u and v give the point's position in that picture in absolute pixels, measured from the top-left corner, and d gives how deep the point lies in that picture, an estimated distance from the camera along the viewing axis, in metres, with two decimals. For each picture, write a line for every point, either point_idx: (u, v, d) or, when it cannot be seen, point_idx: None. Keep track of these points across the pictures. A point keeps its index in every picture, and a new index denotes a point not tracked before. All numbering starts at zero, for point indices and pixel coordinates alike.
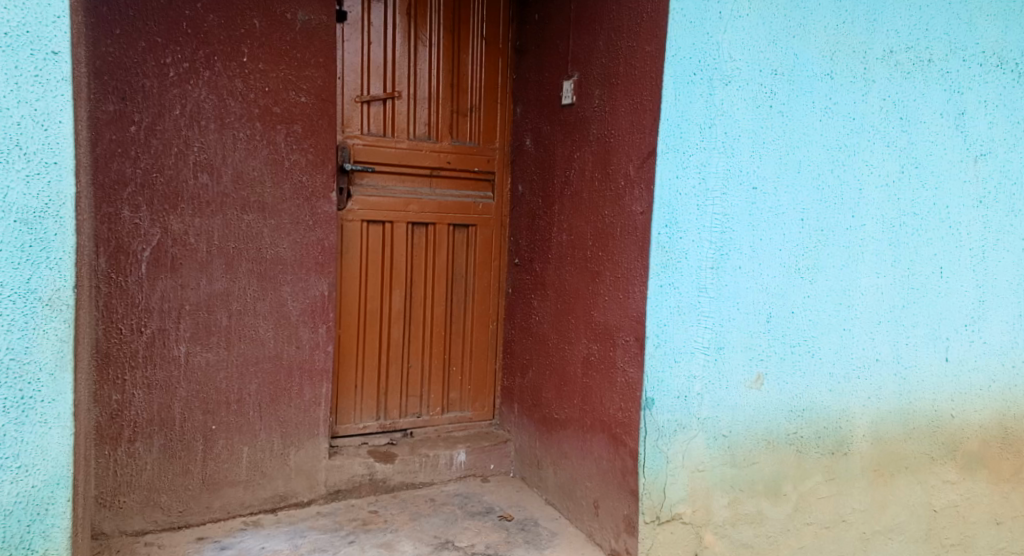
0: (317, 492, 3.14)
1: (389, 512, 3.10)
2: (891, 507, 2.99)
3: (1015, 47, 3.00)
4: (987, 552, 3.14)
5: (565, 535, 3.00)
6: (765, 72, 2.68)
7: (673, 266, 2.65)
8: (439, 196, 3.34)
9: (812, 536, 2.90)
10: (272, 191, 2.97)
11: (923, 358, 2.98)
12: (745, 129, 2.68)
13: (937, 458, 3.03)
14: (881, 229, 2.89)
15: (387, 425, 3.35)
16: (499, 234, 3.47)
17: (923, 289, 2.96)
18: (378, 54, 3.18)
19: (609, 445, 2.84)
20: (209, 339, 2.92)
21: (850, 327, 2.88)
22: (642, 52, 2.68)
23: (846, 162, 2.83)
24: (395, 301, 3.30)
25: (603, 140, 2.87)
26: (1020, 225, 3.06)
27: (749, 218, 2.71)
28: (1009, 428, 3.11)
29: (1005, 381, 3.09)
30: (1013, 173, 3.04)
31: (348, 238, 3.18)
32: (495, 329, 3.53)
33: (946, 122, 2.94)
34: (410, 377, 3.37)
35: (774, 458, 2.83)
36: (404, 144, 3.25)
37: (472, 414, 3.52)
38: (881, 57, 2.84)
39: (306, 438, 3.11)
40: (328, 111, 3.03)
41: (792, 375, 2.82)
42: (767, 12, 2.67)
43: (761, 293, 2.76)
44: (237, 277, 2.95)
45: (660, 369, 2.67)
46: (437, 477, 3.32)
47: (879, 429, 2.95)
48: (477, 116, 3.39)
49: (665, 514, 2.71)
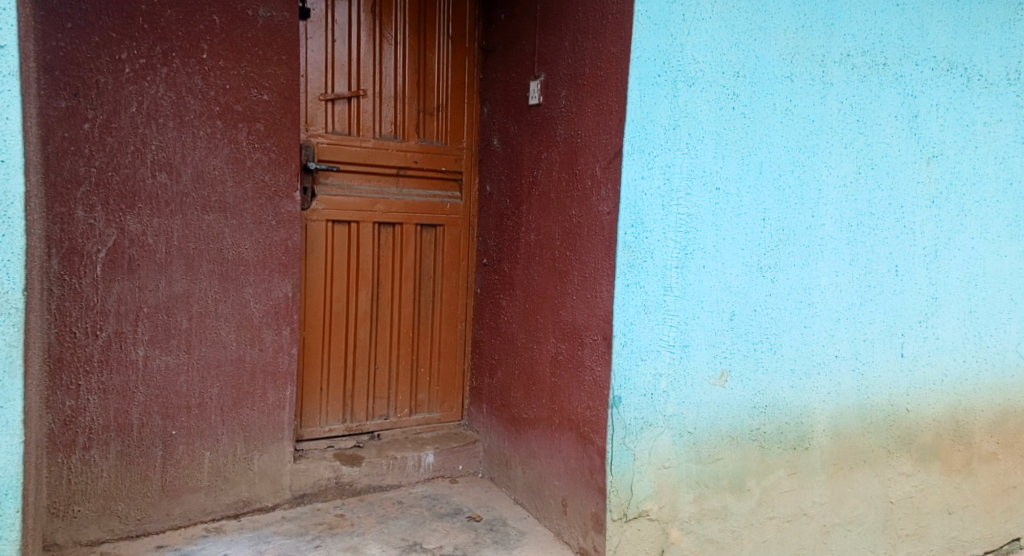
0: (281, 496, 3.09)
1: (355, 515, 3.07)
2: (850, 499, 3.07)
3: (965, 52, 3.11)
4: (940, 541, 3.25)
5: (533, 534, 3.01)
6: (728, 74, 2.73)
7: (639, 265, 2.68)
8: (405, 195, 3.32)
9: (774, 530, 2.97)
10: (233, 190, 2.92)
11: (879, 354, 3.07)
12: (708, 130, 2.72)
13: (894, 451, 3.12)
14: (840, 229, 2.97)
15: (353, 427, 3.32)
16: (466, 233, 3.47)
17: (879, 287, 3.05)
18: (342, 52, 3.15)
19: (577, 444, 2.86)
20: (168, 342, 2.86)
21: (810, 325, 2.95)
22: (608, 53, 2.70)
23: (806, 163, 2.90)
24: (361, 302, 3.27)
25: (570, 140, 2.89)
26: (970, 224, 3.18)
27: (713, 218, 2.76)
28: (960, 421, 3.22)
29: (957, 375, 3.20)
30: (963, 175, 3.15)
31: (312, 238, 3.14)
32: (464, 329, 3.52)
33: (900, 124, 3.03)
34: (376, 378, 3.34)
35: (738, 454, 2.88)
36: (369, 143, 3.23)
37: (440, 414, 3.51)
38: (838, 60, 2.91)
39: (270, 441, 3.06)
40: (291, 109, 2.98)
41: (755, 372, 2.88)
42: (730, 15, 2.72)
43: (724, 292, 2.81)
44: (197, 278, 2.89)
45: (627, 367, 2.69)
46: (405, 479, 3.30)
47: (838, 424, 3.02)
48: (443, 115, 3.38)
49: (632, 511, 2.74)
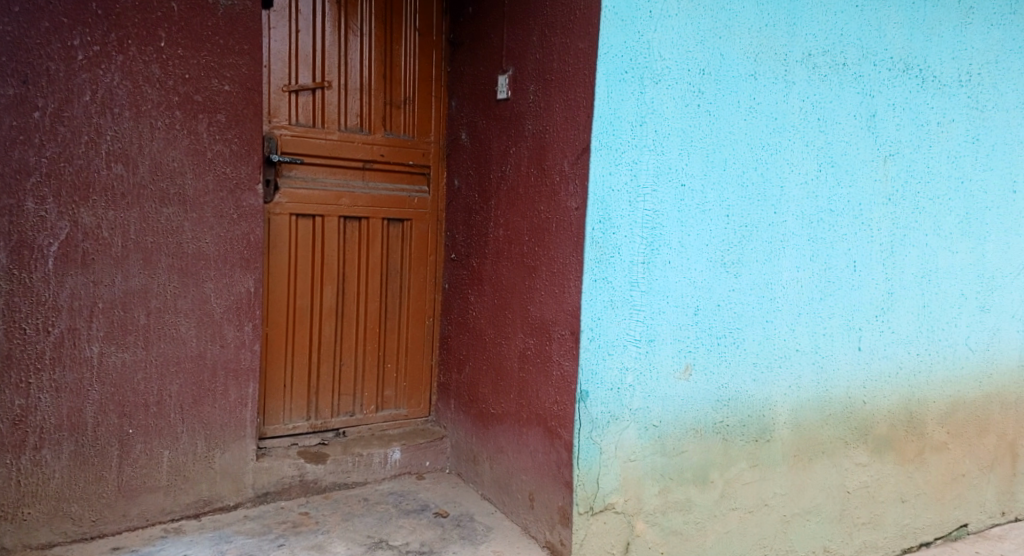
0: (244, 495, 3.04)
1: (320, 513, 3.04)
2: (809, 489, 3.16)
3: (919, 53, 3.21)
4: (894, 529, 3.36)
5: (500, 529, 3.02)
6: (693, 72, 2.77)
7: (606, 261, 2.70)
8: (372, 189, 3.29)
9: (737, 521, 3.03)
10: (193, 182, 2.85)
11: (838, 347, 3.15)
12: (674, 127, 2.76)
13: (851, 442, 3.21)
14: (801, 225, 3.04)
15: (317, 424, 3.28)
16: (434, 228, 3.45)
17: (838, 282, 3.13)
18: (306, 43, 3.10)
19: (544, 439, 2.87)
20: (125, 339, 2.78)
21: (772, 319, 3.02)
22: (575, 49, 2.70)
23: (769, 160, 2.96)
24: (327, 297, 3.23)
25: (538, 135, 2.89)
26: (924, 221, 3.29)
27: (679, 214, 2.80)
28: (913, 412, 3.34)
29: (911, 368, 3.31)
30: (918, 173, 3.25)
31: (276, 232, 3.08)
32: (432, 325, 3.51)
33: (859, 123, 3.11)
34: (342, 375, 3.31)
35: (702, 446, 2.93)
36: (334, 135, 3.19)
37: (407, 411, 3.49)
38: (800, 59, 2.97)
39: (232, 439, 3.00)
40: (253, 100, 2.92)
41: (719, 366, 2.93)
42: (695, 13, 2.76)
43: (689, 287, 2.85)
44: (156, 273, 2.81)
45: (594, 362, 2.71)
46: (370, 476, 3.28)
47: (799, 416, 3.10)
48: (410, 109, 3.36)
49: (598, 504, 2.76)
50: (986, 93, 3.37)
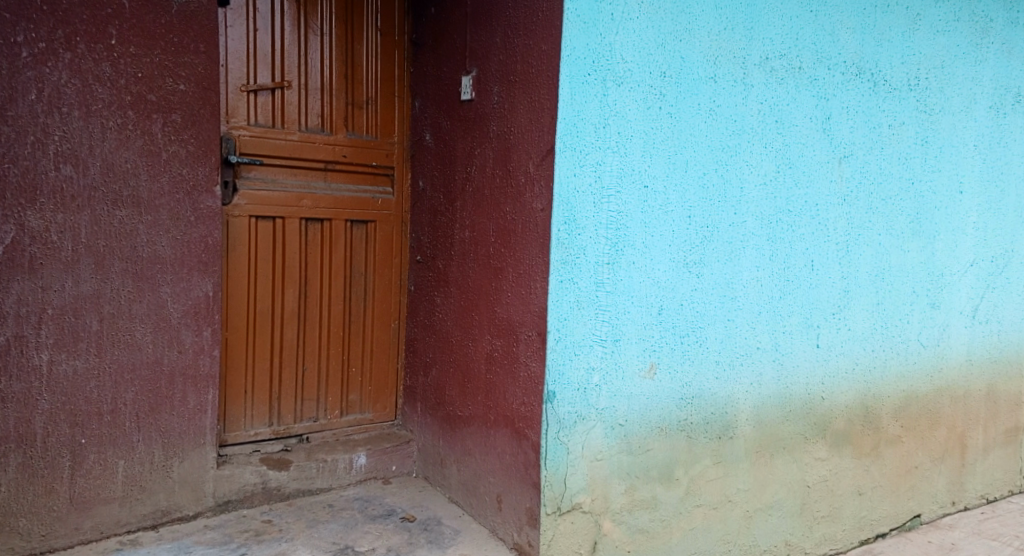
0: (204, 504, 2.96)
1: (283, 521, 2.98)
2: (771, 485, 3.22)
3: (871, 57, 3.29)
4: (852, 521, 3.46)
5: (467, 532, 3.01)
6: (654, 74, 2.81)
7: (572, 262, 2.71)
8: (334, 190, 3.24)
9: (701, 517, 3.07)
10: (147, 184, 2.77)
11: (798, 345, 3.23)
12: (637, 129, 2.79)
13: (810, 437, 3.29)
14: (760, 225, 3.10)
15: (280, 431, 3.22)
16: (399, 230, 3.41)
17: (796, 281, 3.20)
18: (265, 42, 3.05)
19: (512, 440, 2.86)
20: (76, 346, 2.68)
21: (733, 318, 3.07)
22: (539, 51, 2.71)
23: (729, 162, 3.01)
24: (288, 301, 3.17)
25: (503, 136, 2.88)
26: (877, 221, 3.38)
27: (642, 215, 2.83)
28: (869, 406, 3.43)
29: (866, 364, 3.41)
30: (871, 174, 3.35)
31: (235, 234, 3.02)
32: (397, 328, 3.47)
33: (815, 125, 3.18)
34: (305, 380, 3.26)
35: (667, 444, 2.97)
36: (295, 136, 3.13)
37: (372, 415, 3.45)
38: (758, 63, 3.03)
39: (191, 447, 2.93)
40: (210, 100, 2.85)
41: (682, 364, 2.97)
42: (656, 16, 2.79)
43: (653, 287, 2.88)
44: (109, 278, 2.72)
45: (561, 362, 2.71)
46: (335, 482, 3.23)
47: (760, 413, 3.16)
48: (373, 109, 3.32)
49: (565, 504, 2.77)
50: (933, 97, 3.49)
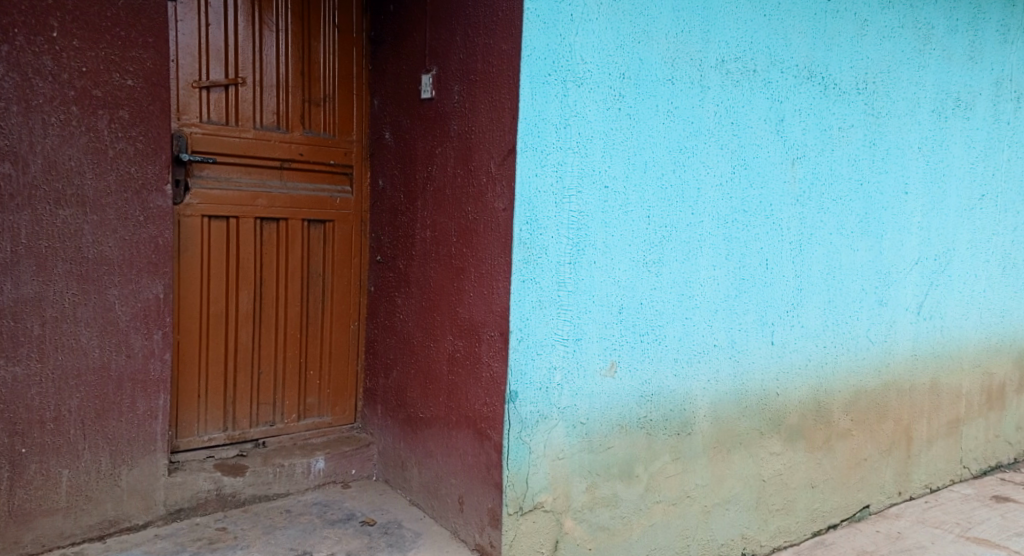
0: (154, 513, 2.87)
1: (239, 528, 2.90)
2: (728, 480, 3.28)
3: (821, 61, 3.38)
4: (805, 513, 3.55)
5: (429, 534, 2.98)
6: (614, 75, 2.83)
7: (534, 261, 2.71)
8: (290, 189, 3.18)
9: (661, 513, 3.11)
10: (93, 182, 2.66)
11: (753, 342, 3.29)
12: (597, 130, 2.81)
13: (765, 432, 3.36)
14: (716, 225, 3.16)
15: (235, 435, 3.15)
16: (358, 230, 3.37)
17: (752, 280, 3.27)
18: (217, 37, 2.97)
19: (474, 440, 2.84)
20: (16, 351, 2.57)
21: (691, 316, 3.12)
22: (499, 50, 2.69)
23: (686, 163, 3.05)
24: (243, 302, 3.10)
25: (464, 135, 2.87)
26: (827, 220, 3.48)
27: (603, 215, 2.85)
28: (821, 401, 3.53)
29: (818, 359, 3.50)
30: (821, 175, 3.44)
31: (187, 235, 2.93)
32: (356, 329, 3.42)
33: (768, 127, 3.25)
34: (261, 384, 3.19)
35: (629, 441, 2.99)
36: (250, 133, 3.06)
37: (331, 418, 3.39)
38: (714, 65, 3.08)
39: (141, 455, 2.83)
40: (159, 96, 2.76)
41: (642, 362, 3.00)
42: (615, 18, 2.81)
43: (614, 286, 2.91)
44: (52, 280, 2.61)
45: (523, 362, 2.71)
46: (293, 487, 3.16)
47: (717, 410, 3.22)
48: (330, 107, 3.26)
49: (527, 504, 2.77)
50: (880, 101, 3.60)
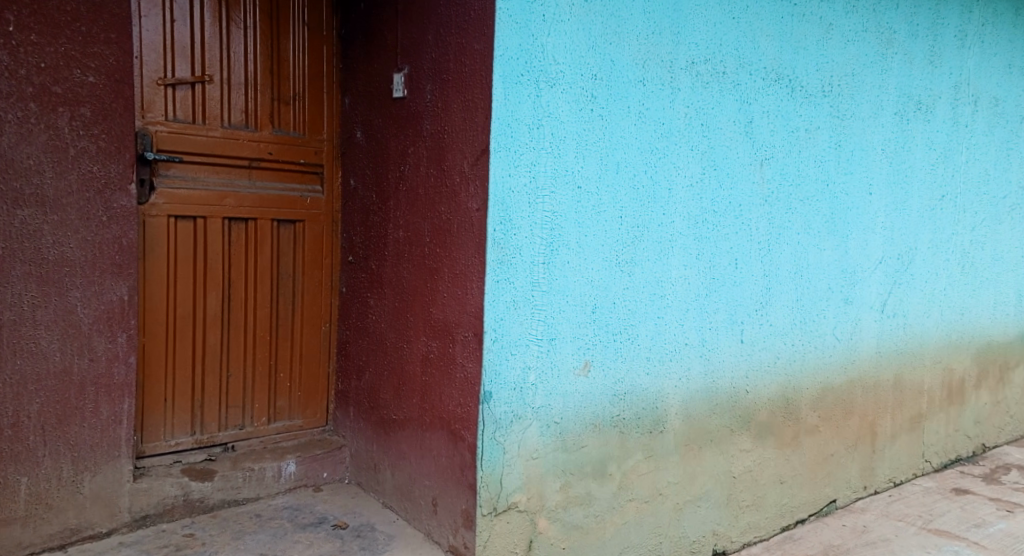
0: (118, 520, 2.80)
1: (207, 534, 2.84)
2: (699, 477, 3.32)
3: (788, 64, 3.43)
4: (774, 508, 3.60)
5: (402, 536, 2.95)
6: (586, 76, 2.84)
7: (508, 262, 2.70)
8: (259, 189, 3.13)
9: (634, 511, 3.13)
10: (53, 182, 2.59)
11: (723, 340, 3.33)
12: (570, 130, 2.81)
13: (735, 430, 3.41)
14: (687, 225, 3.19)
15: (203, 439, 3.08)
16: (329, 230, 3.33)
17: (721, 279, 3.31)
18: (182, 34, 2.91)
19: (448, 442, 2.83)
20: None
21: (663, 315, 3.15)
22: (471, 50, 2.68)
23: (657, 163, 3.08)
24: (211, 304, 3.04)
25: (436, 135, 2.85)
26: (794, 220, 3.54)
27: (576, 215, 2.86)
28: (789, 398, 3.58)
29: (786, 357, 3.56)
30: (789, 176, 3.50)
31: (152, 235, 2.87)
32: (328, 331, 3.38)
33: (737, 129, 3.30)
34: (230, 387, 3.13)
35: (602, 440, 3.01)
36: (217, 132, 3.01)
37: (302, 421, 3.35)
38: (684, 67, 3.11)
39: (104, 461, 2.75)
40: (122, 93, 2.69)
41: (615, 361, 3.02)
42: (586, 18, 2.82)
43: (587, 286, 2.92)
44: (10, 282, 2.53)
45: (497, 362, 2.70)
46: (263, 491, 3.11)
47: (689, 407, 3.25)
48: (300, 105, 3.22)
49: (501, 504, 2.76)
50: (845, 103, 3.67)
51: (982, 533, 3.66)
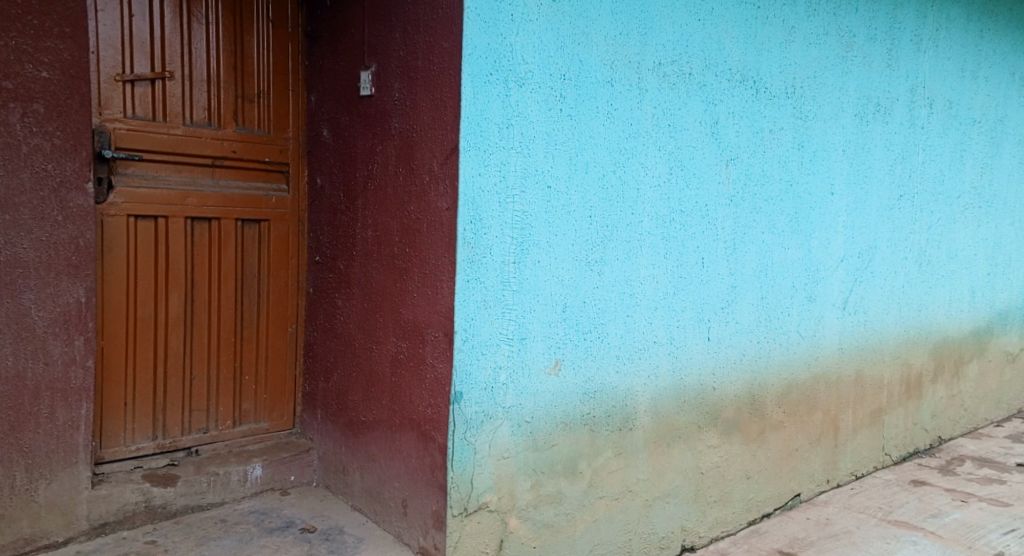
0: (75, 529, 2.71)
1: (169, 541, 2.77)
2: (668, 473, 3.35)
3: (753, 65, 3.47)
4: (741, 503, 3.65)
5: (371, 539, 2.92)
6: (555, 76, 2.83)
7: (478, 261, 2.69)
8: (222, 188, 3.06)
9: (604, 508, 3.14)
10: (5, 180, 2.49)
11: (691, 338, 3.37)
12: (539, 130, 2.81)
13: (703, 426, 3.44)
14: (655, 225, 3.21)
15: (165, 444, 3.01)
16: (295, 229, 3.27)
17: (689, 278, 3.34)
18: (141, 29, 2.83)
19: (418, 443, 2.80)
20: None
21: (632, 314, 3.16)
22: (440, 48, 2.65)
23: (626, 163, 3.09)
24: (173, 305, 2.97)
25: (405, 133, 2.82)
26: (759, 219, 3.59)
27: (546, 215, 2.86)
28: (754, 394, 3.63)
29: (752, 354, 3.61)
30: (754, 176, 3.54)
31: (111, 235, 2.79)
32: (294, 333, 3.33)
33: (704, 129, 3.33)
34: (193, 390, 3.06)
35: (573, 439, 3.01)
36: (178, 130, 2.93)
37: (268, 424, 3.29)
38: (651, 68, 3.13)
39: (60, 468, 2.66)
40: (78, 89, 2.60)
41: (585, 359, 3.03)
42: (555, 19, 2.81)
43: (557, 285, 2.92)
44: None
45: (468, 362, 2.69)
46: (228, 496, 3.04)
47: (657, 405, 3.27)
48: (265, 103, 3.16)
49: (471, 504, 2.75)
50: (807, 105, 3.74)
51: (938, 523, 3.76)
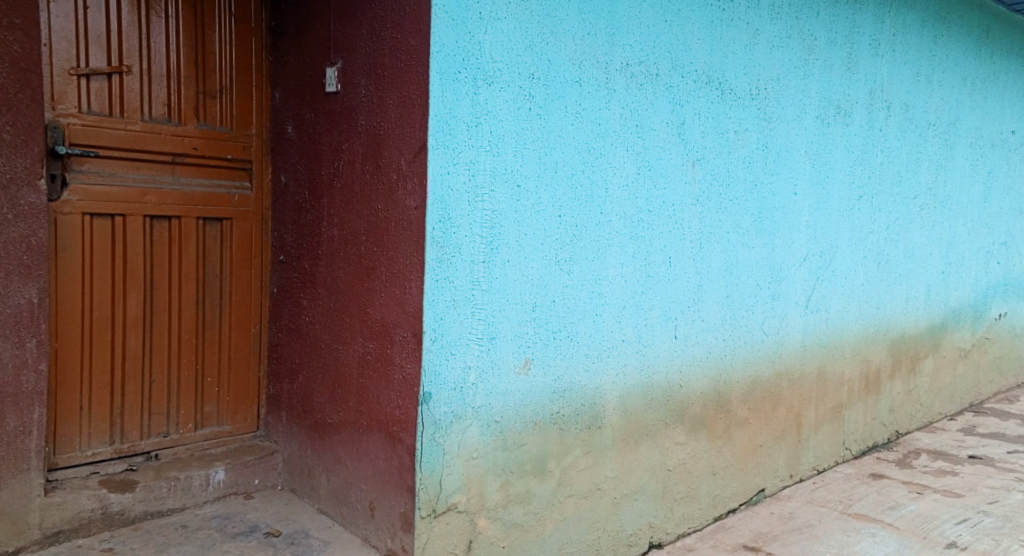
0: (27, 538, 2.60)
1: (127, 548, 2.69)
2: (636, 470, 3.36)
3: (718, 67, 3.50)
4: (707, 499, 3.69)
5: (338, 542, 2.87)
6: (524, 76, 2.82)
7: (447, 261, 2.66)
8: (182, 185, 2.98)
9: (573, 507, 3.14)
10: None
11: (658, 336, 3.39)
12: (508, 129, 2.79)
13: (670, 424, 3.47)
14: (623, 225, 3.22)
15: (123, 449, 2.92)
16: (259, 228, 3.20)
17: (656, 277, 3.36)
18: (96, 21, 2.73)
19: (386, 444, 2.76)
20: None
21: (601, 312, 3.17)
22: (407, 45, 2.61)
23: (594, 163, 3.09)
24: (131, 305, 2.88)
25: (372, 131, 2.77)
26: (724, 218, 3.62)
27: (515, 214, 2.84)
28: (720, 391, 3.67)
29: (717, 351, 3.65)
30: (719, 177, 3.58)
31: (66, 234, 2.69)
32: (258, 334, 3.26)
33: (670, 130, 3.35)
34: (153, 393, 2.97)
35: (542, 438, 3.00)
36: (136, 125, 2.84)
37: (231, 427, 3.22)
38: (619, 68, 3.13)
39: (11, 476, 2.56)
40: (29, 82, 2.50)
41: (555, 358, 3.02)
42: (523, 18, 2.79)
43: (527, 285, 2.91)
44: None
45: (437, 362, 2.66)
46: (189, 501, 2.96)
47: (626, 403, 3.29)
48: (227, 99, 3.08)
49: (440, 506, 2.72)
50: (770, 106, 3.79)
51: (895, 514, 3.85)
